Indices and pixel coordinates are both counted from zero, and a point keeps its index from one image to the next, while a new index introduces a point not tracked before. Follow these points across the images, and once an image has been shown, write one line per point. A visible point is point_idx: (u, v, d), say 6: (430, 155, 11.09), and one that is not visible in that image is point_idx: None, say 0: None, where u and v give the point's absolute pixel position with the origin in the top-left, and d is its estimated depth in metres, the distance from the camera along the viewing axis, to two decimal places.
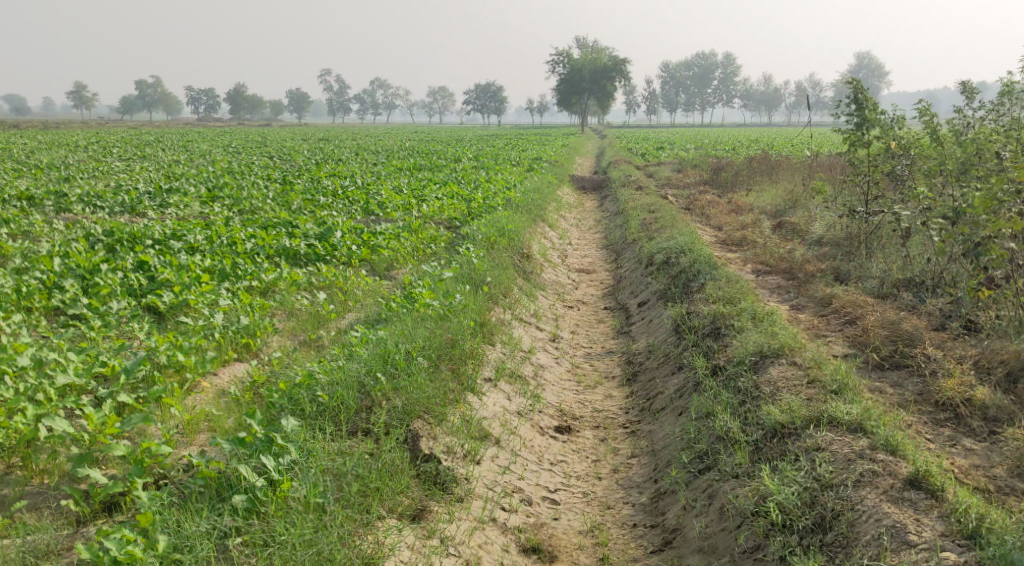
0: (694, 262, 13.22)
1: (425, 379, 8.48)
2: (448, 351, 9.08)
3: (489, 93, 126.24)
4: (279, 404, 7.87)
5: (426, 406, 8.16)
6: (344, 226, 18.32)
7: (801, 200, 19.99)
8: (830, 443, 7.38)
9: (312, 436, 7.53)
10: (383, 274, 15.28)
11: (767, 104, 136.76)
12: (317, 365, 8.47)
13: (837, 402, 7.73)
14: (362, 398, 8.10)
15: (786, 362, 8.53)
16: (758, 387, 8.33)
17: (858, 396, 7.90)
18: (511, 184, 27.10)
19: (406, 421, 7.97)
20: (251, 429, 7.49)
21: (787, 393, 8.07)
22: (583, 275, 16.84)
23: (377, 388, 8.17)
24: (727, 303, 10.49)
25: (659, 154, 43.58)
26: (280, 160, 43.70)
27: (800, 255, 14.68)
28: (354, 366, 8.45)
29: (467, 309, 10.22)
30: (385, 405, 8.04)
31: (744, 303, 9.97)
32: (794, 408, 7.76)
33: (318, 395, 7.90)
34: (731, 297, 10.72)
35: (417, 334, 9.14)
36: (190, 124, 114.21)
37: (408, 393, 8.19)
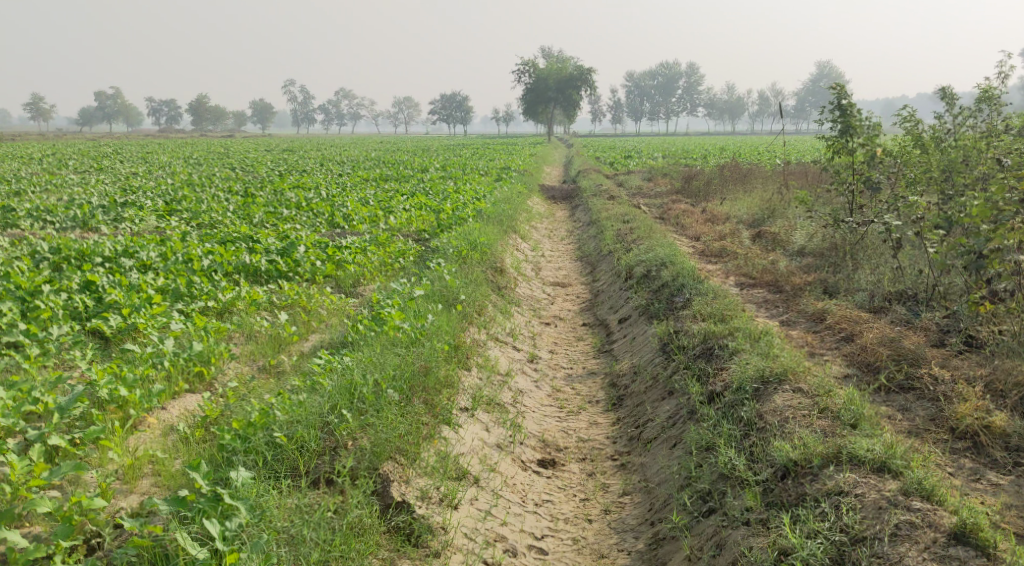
0: (677, 276, 12.63)
1: (396, 414, 7.74)
2: (420, 381, 8.34)
3: (455, 102, 125.55)
4: (229, 448, 7.12)
5: (397, 445, 7.47)
6: (307, 240, 17.49)
7: (778, 209, 19.58)
8: (854, 487, 6.84)
9: (265, 490, 6.81)
10: (349, 290, 14.49)
11: (732, 113, 137.74)
12: (275, 400, 7.64)
13: (855, 438, 7.21)
14: (326, 439, 7.37)
15: (790, 390, 7.96)
16: (763, 418, 7.76)
17: (875, 430, 7.38)
18: (481, 195, 26.44)
19: (376, 465, 7.23)
20: (195, 482, 6.68)
21: (796, 426, 7.51)
22: (558, 290, 16.19)
23: (343, 426, 7.44)
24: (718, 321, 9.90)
25: (628, 163, 43.22)
26: (241, 171, 42.56)
27: (784, 267, 14.22)
28: (316, 402, 7.65)
29: (440, 332, 9.50)
30: (351, 448, 7.30)
31: (738, 321, 9.37)
32: (809, 444, 7.21)
33: (275, 437, 7.16)
34: (721, 314, 10.13)
35: (385, 362, 8.36)
36: (153, 136, 111.95)
37: (377, 432, 7.44)
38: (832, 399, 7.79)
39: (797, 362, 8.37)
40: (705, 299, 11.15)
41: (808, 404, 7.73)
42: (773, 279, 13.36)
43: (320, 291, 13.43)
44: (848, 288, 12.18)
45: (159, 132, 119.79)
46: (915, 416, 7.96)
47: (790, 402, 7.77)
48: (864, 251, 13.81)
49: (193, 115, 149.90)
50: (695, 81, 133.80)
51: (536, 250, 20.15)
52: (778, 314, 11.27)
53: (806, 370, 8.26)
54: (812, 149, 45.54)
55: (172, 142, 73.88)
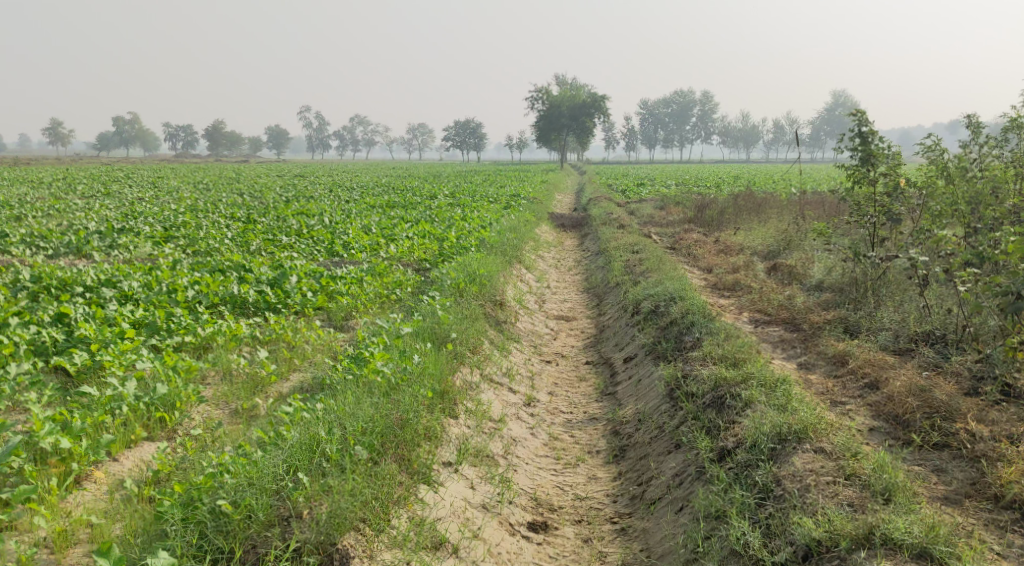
0: (686, 312, 11.83)
1: (363, 477, 7.11)
2: (395, 434, 7.69)
3: (468, 129, 125.56)
4: (166, 515, 6.73)
5: (360, 515, 6.85)
6: (302, 269, 16.83)
7: (793, 240, 18.78)
8: None
9: None
10: (341, 322, 13.76)
11: (746, 142, 137.18)
12: (233, 459, 7.17)
13: (888, 515, 6.52)
14: (278, 506, 6.79)
15: (811, 451, 7.23)
16: (779, 484, 7.05)
17: (911, 504, 6.69)
18: (488, 223, 25.80)
19: (332, 537, 6.62)
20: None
21: (819, 496, 6.81)
22: (562, 324, 15.41)
23: (297, 493, 6.83)
24: (731, 365, 9.08)
25: (639, 191, 42.52)
26: (249, 197, 42.14)
27: (801, 303, 13.44)
28: (275, 459, 7.13)
29: (426, 375, 8.78)
30: (306, 518, 6.69)
31: (752, 367, 8.59)
32: (836, 524, 6.51)
33: (219, 506, 6.67)
34: (733, 356, 9.33)
35: (359, 411, 7.75)
36: (168, 161, 112.40)
37: (336, 500, 6.80)
38: (861, 464, 7.08)
39: (820, 417, 7.65)
40: (716, 339, 10.36)
41: (832, 468, 7.02)
42: (789, 316, 12.57)
43: (308, 325, 12.73)
44: (870, 327, 11.40)
45: (174, 157, 120.21)
46: (953, 480, 7.22)
47: (812, 466, 7.06)
48: (886, 287, 13.02)
49: (208, 140, 150.67)
50: (709, 110, 133.45)
51: (541, 281, 19.40)
52: (796, 356, 10.48)
53: (830, 427, 7.53)
54: (828, 179, 44.72)
55: (184, 168, 73.79)
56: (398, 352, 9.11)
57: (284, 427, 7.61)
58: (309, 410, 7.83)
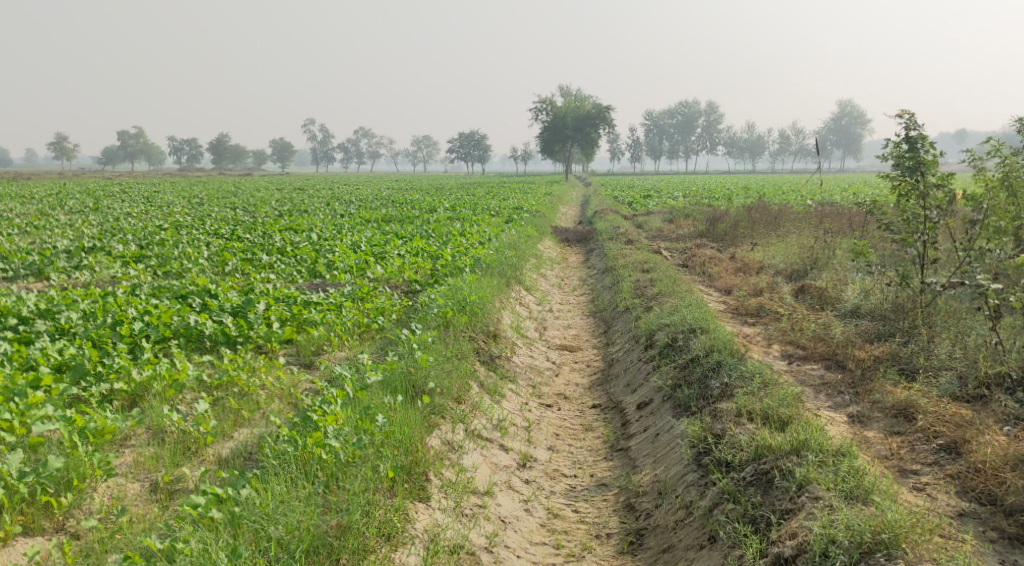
0: (711, 349, 10.03)
1: None
2: (330, 548, 6.49)
3: (473, 140, 124.04)
4: None
5: None
6: (275, 293, 15.10)
7: (820, 260, 17.03)
8: None
9: None
10: (310, 357, 11.99)
11: (753, 152, 135.46)
12: None
13: None
14: None
15: None
16: None
17: None
18: (486, 239, 24.08)
19: None
20: None
21: None
22: (565, 356, 13.63)
23: None
24: (778, 429, 7.43)
25: (646, 203, 40.75)
26: (242, 211, 40.47)
27: (839, 333, 11.75)
28: None
29: (383, 445, 7.38)
30: None
31: (808, 433, 7.06)
32: None
33: None
34: (777, 413, 7.66)
35: (283, 513, 6.59)
36: (170, 175, 111.48)
37: None
38: None
39: (911, 518, 6.27)
40: (749, 386, 8.57)
41: None
42: (828, 351, 10.76)
43: (270, 365, 11.01)
44: (930, 368, 9.67)
45: (178, 171, 119.16)
46: None
47: None
48: (939, 316, 11.28)
49: (212, 154, 149.59)
50: (715, 120, 131.73)
51: (542, 303, 17.63)
52: (844, 406, 8.72)
53: (925, 534, 6.15)
54: (844, 191, 42.96)
55: (184, 181, 72.31)
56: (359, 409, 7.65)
57: (183, 534, 6.42)
58: (222, 506, 6.68)
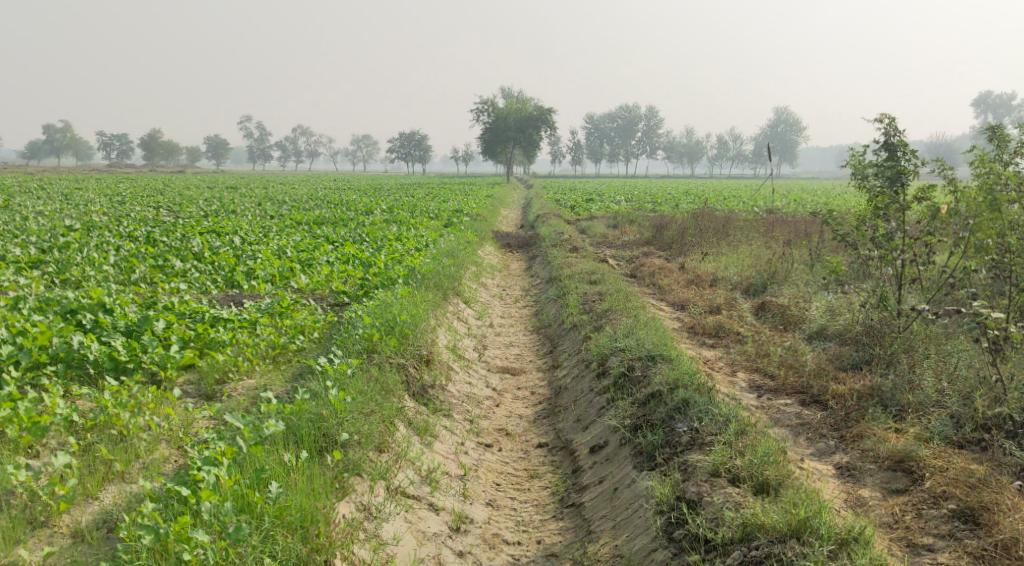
0: (676, 383, 8.73)
1: None
2: None
3: (414, 140, 122.02)
4: None
5: None
6: (181, 307, 13.40)
7: (779, 274, 15.99)
8: None
9: None
10: (212, 384, 10.40)
11: (693, 157, 136.20)
12: None
13: None
14: None
15: None
16: None
17: None
18: (423, 245, 22.58)
19: None
20: None
21: None
22: (507, 381, 12.26)
23: None
24: (768, 501, 6.40)
25: (589, 207, 39.66)
26: (167, 211, 38.20)
27: (810, 359, 10.69)
28: None
29: (273, 527, 6.28)
30: None
31: (811, 515, 6.13)
32: None
33: None
34: (767, 483, 6.59)
35: None
36: (96, 169, 106.80)
37: None
38: None
39: None
40: (722, 434, 7.33)
41: None
42: (802, 384, 9.60)
43: (163, 397, 9.48)
44: (918, 406, 8.60)
45: (107, 166, 114.66)
46: None
47: None
48: (918, 341, 10.25)
49: (141, 150, 144.58)
50: (656, 125, 132.06)
51: (482, 317, 16.23)
52: (829, 454, 7.55)
53: None
54: (787, 197, 42.52)
55: (110, 179, 69.06)
56: (249, 474, 6.49)
57: None
58: None
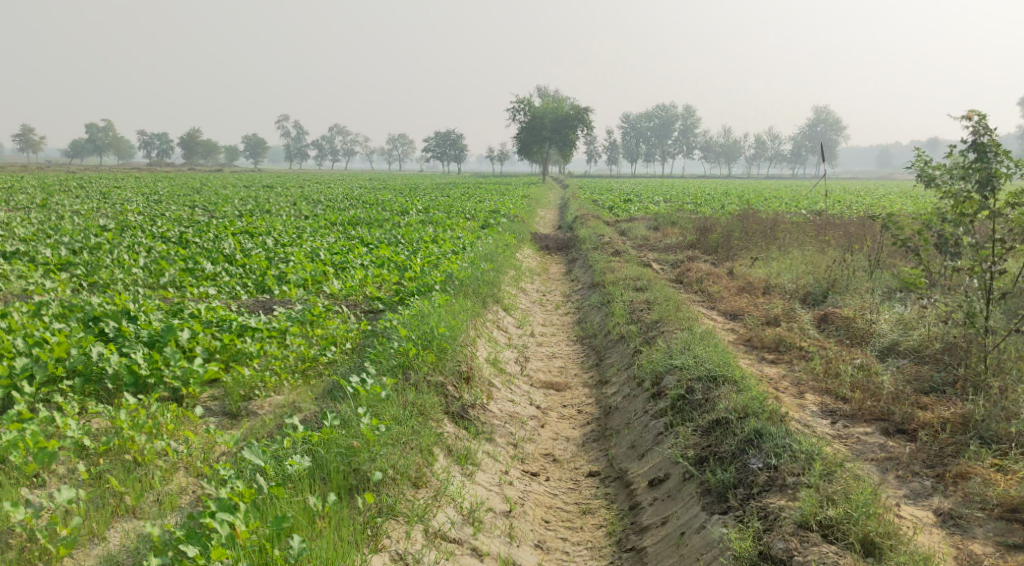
0: (744, 411, 7.85)
1: None
2: None
3: (449, 140, 121.42)
4: None
5: None
6: (208, 315, 12.79)
7: (839, 282, 14.97)
8: None
9: None
10: (237, 400, 9.73)
11: (730, 157, 134.14)
12: None
13: None
14: None
15: None
16: None
17: None
18: (459, 248, 21.81)
19: None
20: None
21: None
22: (551, 398, 11.44)
23: None
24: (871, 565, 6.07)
25: (628, 208, 38.62)
26: (201, 211, 37.86)
27: (887, 379, 9.75)
28: None
29: None
30: None
31: None
32: None
33: None
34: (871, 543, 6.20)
35: None
36: (135, 168, 107.72)
37: None
38: None
39: None
40: (806, 474, 6.82)
41: None
42: (883, 409, 8.64)
43: (184, 417, 8.86)
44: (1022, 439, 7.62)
45: (147, 165, 115.55)
46: None
47: None
48: (1010, 362, 9.28)
49: (180, 149, 145.76)
50: (693, 124, 130.31)
51: (523, 326, 15.41)
52: (926, 496, 6.93)
53: None
54: (832, 198, 41.08)
55: (148, 178, 69.29)
56: (269, 524, 6.16)
57: None
58: None
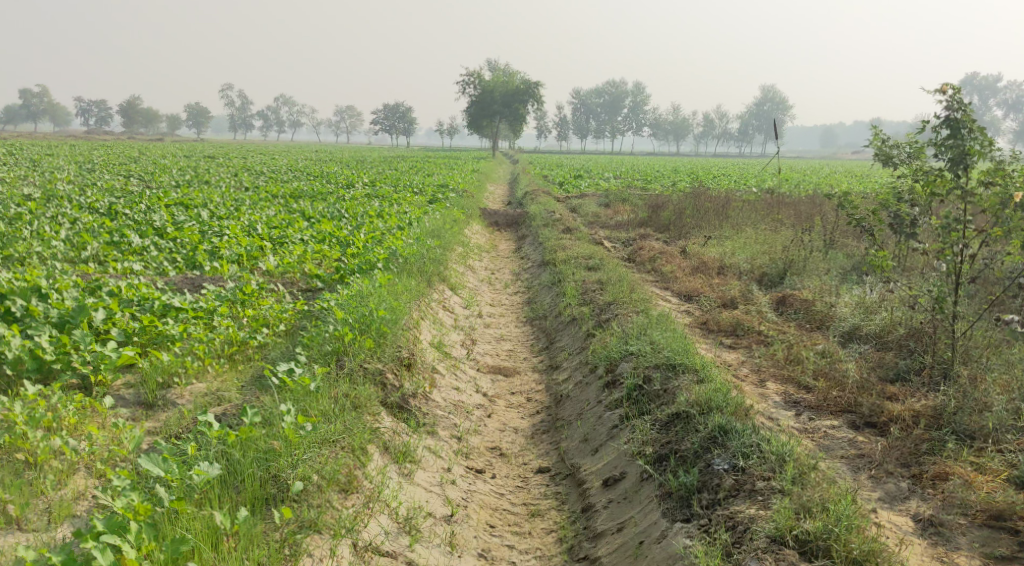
0: (708, 402, 7.26)
1: None
2: None
3: (398, 112, 119.50)
4: None
5: None
6: (130, 293, 11.82)
7: (796, 263, 14.56)
8: None
9: None
10: (154, 388, 8.87)
11: (679, 135, 134.40)
12: None
13: None
14: None
15: None
16: None
17: None
18: (405, 223, 20.98)
19: None
20: None
21: None
22: (498, 385, 10.77)
23: None
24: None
25: (579, 184, 38.13)
26: (138, 182, 36.29)
27: (851, 366, 9.32)
28: None
29: None
30: None
31: None
32: None
33: None
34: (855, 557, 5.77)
35: None
36: (71, 135, 103.81)
37: None
38: None
39: None
40: (776, 478, 6.35)
41: None
42: (851, 401, 8.14)
43: (89, 408, 8.02)
44: (998, 434, 7.16)
45: (86, 133, 111.67)
46: None
47: None
48: (978, 351, 8.93)
49: (119, 117, 141.16)
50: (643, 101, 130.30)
51: (470, 307, 14.70)
52: (903, 499, 6.54)
53: None
54: (781, 177, 41.15)
55: (85, 147, 66.57)
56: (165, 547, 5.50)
57: None
58: None
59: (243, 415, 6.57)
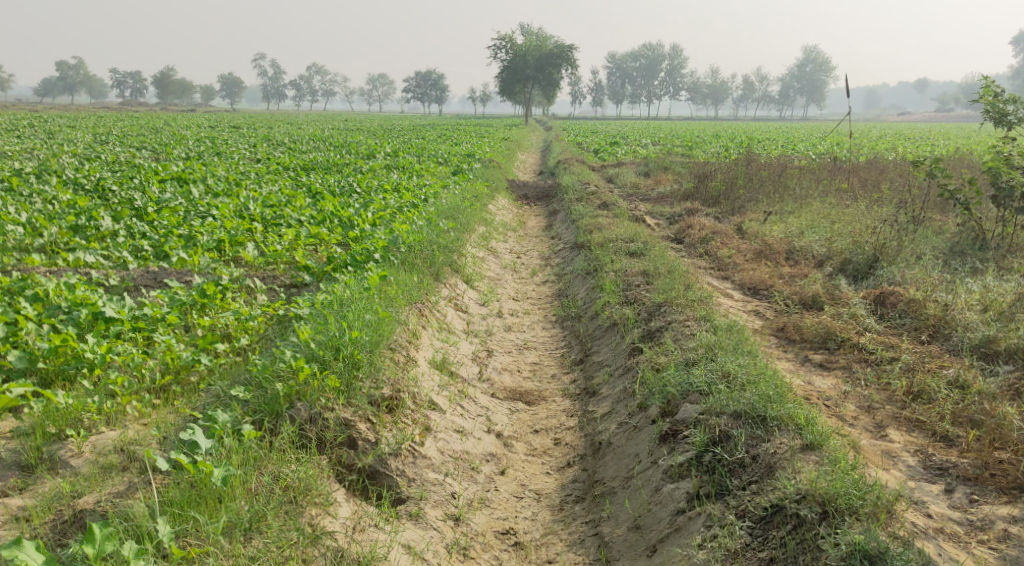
0: (837, 504, 5.22)
1: None
2: None
3: (430, 81, 116.58)
4: None
5: None
6: (62, 290, 9.37)
7: (889, 248, 11.83)
8: None
9: None
10: (41, 441, 6.56)
11: (717, 98, 129.84)
12: None
13: None
14: None
15: None
16: None
17: None
18: (421, 199, 18.45)
19: None
20: None
21: None
22: (516, 418, 8.28)
23: None
24: None
25: (614, 151, 35.37)
26: (146, 154, 33.90)
27: (1008, 404, 6.79)
28: None
29: None
30: None
31: None
32: None
33: None
34: None
35: None
36: (100, 107, 102.47)
37: None
38: None
39: None
40: None
41: None
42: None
43: None
44: None
45: (115, 105, 110.27)
46: None
47: None
48: None
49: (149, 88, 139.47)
50: (681, 64, 125.79)
51: (488, 303, 12.21)
52: None
53: None
54: (835, 141, 37.89)
55: (109, 119, 64.61)
56: None
57: None
58: None
59: (84, 543, 5.09)
